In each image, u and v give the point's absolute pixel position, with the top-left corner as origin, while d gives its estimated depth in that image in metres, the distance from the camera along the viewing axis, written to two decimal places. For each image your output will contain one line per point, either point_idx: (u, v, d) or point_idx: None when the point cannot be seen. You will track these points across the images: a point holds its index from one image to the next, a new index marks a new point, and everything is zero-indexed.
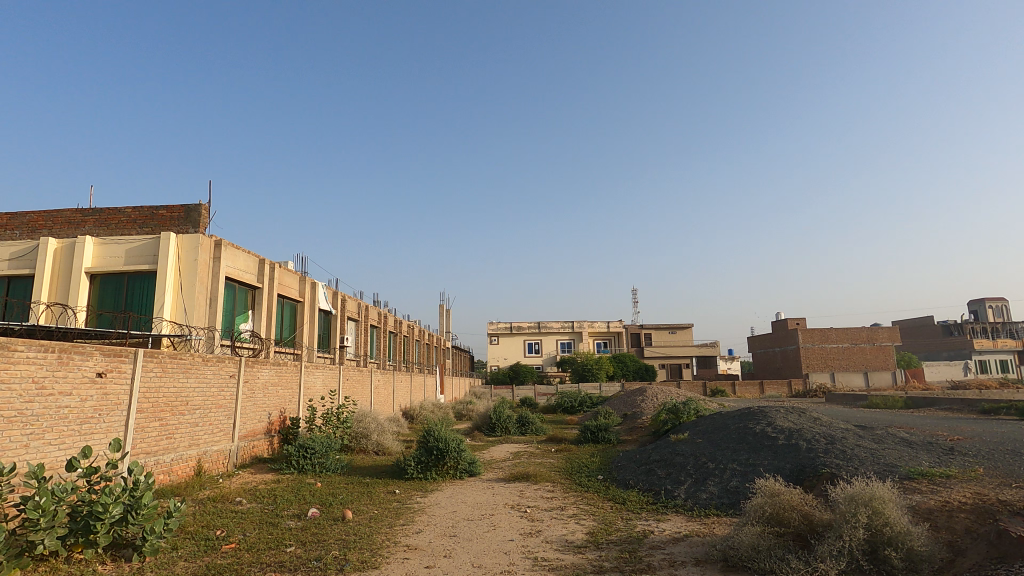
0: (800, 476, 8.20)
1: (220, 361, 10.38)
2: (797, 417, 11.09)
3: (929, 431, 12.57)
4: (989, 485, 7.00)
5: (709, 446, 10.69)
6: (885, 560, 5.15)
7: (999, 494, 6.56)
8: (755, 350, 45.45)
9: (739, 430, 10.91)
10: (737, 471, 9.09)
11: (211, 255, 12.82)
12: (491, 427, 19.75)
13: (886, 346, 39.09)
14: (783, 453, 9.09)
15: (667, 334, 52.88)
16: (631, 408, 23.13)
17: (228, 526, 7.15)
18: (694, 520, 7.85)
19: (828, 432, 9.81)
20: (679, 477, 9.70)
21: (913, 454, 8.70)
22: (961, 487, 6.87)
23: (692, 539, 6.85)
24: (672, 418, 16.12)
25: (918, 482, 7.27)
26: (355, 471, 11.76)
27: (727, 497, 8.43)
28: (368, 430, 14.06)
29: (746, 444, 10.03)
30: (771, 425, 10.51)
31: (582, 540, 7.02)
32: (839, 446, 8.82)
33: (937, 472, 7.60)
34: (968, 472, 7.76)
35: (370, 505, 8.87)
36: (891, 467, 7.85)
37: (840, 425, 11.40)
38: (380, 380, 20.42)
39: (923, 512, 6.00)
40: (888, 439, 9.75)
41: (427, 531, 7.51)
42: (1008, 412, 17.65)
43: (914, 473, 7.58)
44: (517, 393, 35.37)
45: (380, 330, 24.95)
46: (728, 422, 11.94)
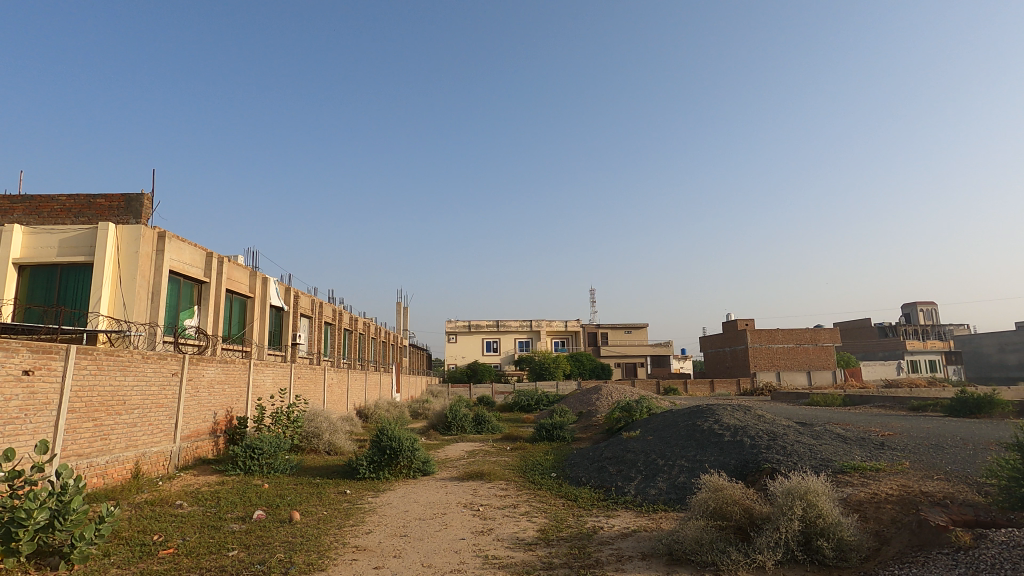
0: (743, 471, 8.52)
1: (162, 359, 9.93)
2: (742, 414, 11.51)
3: (863, 427, 13.29)
4: (914, 477, 7.46)
5: (659, 444, 10.97)
6: (817, 551, 5.42)
7: (922, 486, 7.00)
8: (707, 350, 46.90)
9: (688, 427, 11.24)
10: (685, 467, 9.36)
11: (154, 247, 12.25)
12: (447, 426, 19.65)
13: (828, 347, 40.88)
14: (728, 449, 9.42)
15: (623, 333, 53.94)
16: (586, 406, 23.44)
17: (167, 530, 6.86)
18: (643, 515, 8.05)
19: (770, 428, 10.24)
20: (630, 474, 9.92)
21: (848, 449, 9.17)
22: (889, 480, 7.29)
23: (640, 534, 7.02)
24: (625, 416, 16.46)
25: (850, 475, 7.68)
26: (305, 471, 11.48)
27: (674, 492, 8.67)
28: (319, 430, 13.74)
29: (694, 441, 10.34)
30: (718, 422, 10.87)
31: (533, 537, 7.08)
32: (780, 442, 9.22)
33: (867, 466, 8.04)
34: (896, 465, 8.24)
35: (320, 506, 8.68)
36: (827, 461, 8.26)
37: (782, 421, 11.91)
38: (334, 378, 20.01)
39: (853, 504, 6.33)
40: (825, 435, 10.25)
41: (377, 531, 7.42)
42: (934, 409, 18.82)
43: (846, 467, 8.00)
44: (474, 392, 35.29)
45: (335, 328, 24.42)
46: (677, 420, 12.28)
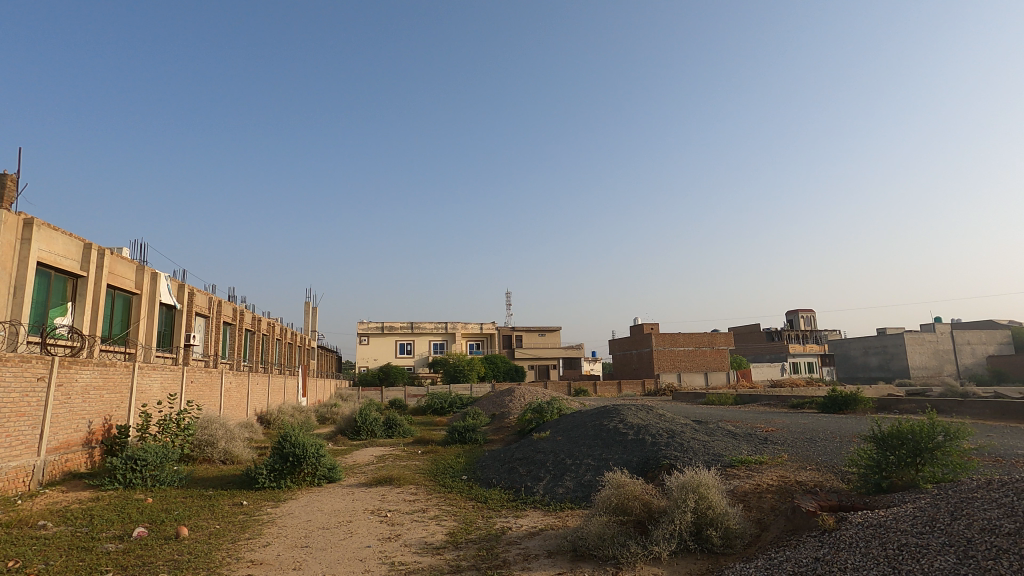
0: (644, 468, 8.98)
1: (24, 363, 8.81)
2: (646, 414, 12.12)
3: (750, 423, 14.46)
4: (791, 468, 8.22)
5: (568, 444, 11.30)
6: (707, 539, 5.83)
7: (797, 476, 7.73)
8: (615, 352, 48.95)
9: (595, 426, 11.68)
10: (591, 465, 9.70)
11: (18, 236, 10.86)
12: (356, 431, 19.01)
13: (723, 350, 43.98)
14: (631, 447, 9.88)
15: (537, 335, 55.01)
16: (499, 409, 23.61)
17: (26, 555, 6.10)
18: (550, 514, 8.25)
19: (669, 426, 10.88)
20: (539, 474, 10.13)
21: (736, 445, 9.95)
22: (770, 472, 8.00)
23: (547, 532, 7.19)
24: (536, 417, 16.80)
25: (738, 468, 8.34)
26: (197, 483, 10.64)
27: (581, 490, 8.96)
28: (214, 438, 12.81)
29: (600, 440, 10.76)
30: (622, 421, 11.39)
31: (442, 541, 7.03)
32: (677, 439, 9.81)
33: (752, 459, 8.77)
34: (776, 458, 9.06)
35: (212, 520, 8.09)
36: (718, 456, 8.91)
37: (681, 420, 12.68)
38: (232, 382, 18.74)
39: (739, 496, 6.86)
40: (718, 432, 11.03)
41: (276, 543, 7.04)
42: (810, 406, 20.87)
43: (735, 461, 8.66)
44: (386, 395, 34.45)
45: (235, 328, 22.88)
46: (585, 420, 12.72)
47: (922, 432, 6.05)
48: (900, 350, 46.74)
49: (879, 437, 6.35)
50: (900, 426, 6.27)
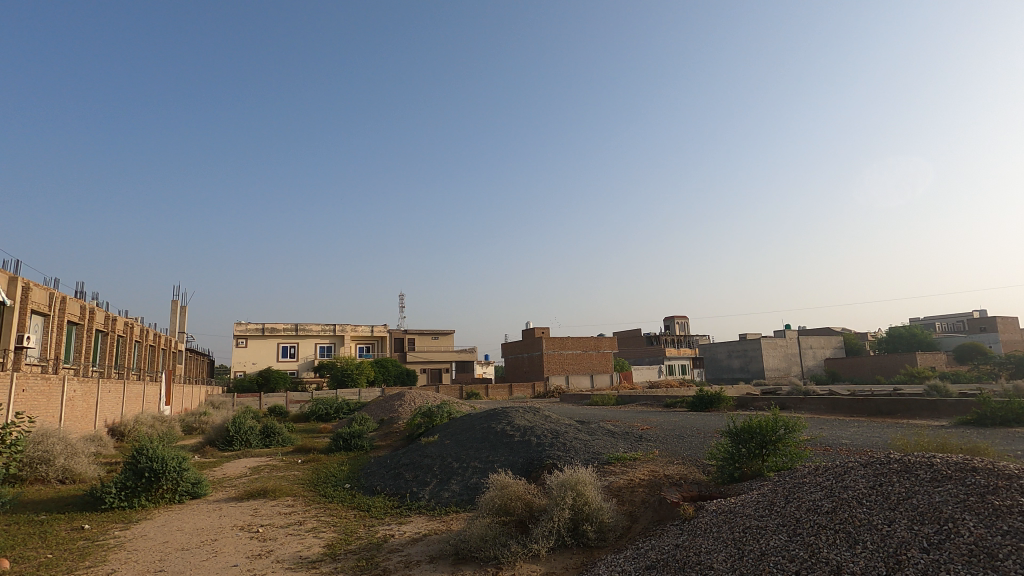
0: (529, 468, 9.22)
1: None
2: (532, 416, 12.45)
3: (628, 422, 15.37)
4: (660, 464, 8.87)
5: (456, 447, 11.29)
6: (582, 534, 6.12)
7: (665, 470, 8.36)
8: (507, 355, 49.79)
9: (483, 429, 11.79)
10: (478, 468, 9.77)
11: None
12: (228, 441, 17.54)
13: (608, 353, 46.44)
14: (517, 448, 10.10)
15: (430, 339, 54.42)
16: (388, 414, 23.02)
17: None
18: (435, 518, 8.20)
19: (554, 427, 11.27)
20: (425, 479, 10.02)
21: (614, 443, 10.54)
22: (642, 468, 8.56)
23: (430, 538, 7.13)
24: (426, 421, 16.60)
25: (614, 465, 8.83)
26: (26, 508, 9.19)
27: (466, 494, 8.99)
28: (50, 454, 11.16)
29: (487, 443, 10.87)
30: (510, 423, 11.60)
31: (318, 554, 6.70)
32: (561, 440, 10.19)
33: (627, 456, 9.33)
34: (648, 454, 9.73)
35: (43, 549, 7.04)
36: (597, 454, 9.38)
37: (566, 421, 13.19)
38: (77, 390, 16.47)
39: (614, 491, 7.28)
40: (598, 431, 11.61)
41: (123, 570, 6.29)
42: (682, 405, 22.68)
43: (611, 458, 9.17)
44: (265, 401, 32.15)
45: (82, 328, 20.15)
46: (474, 423, 12.78)
47: (768, 426, 6.80)
48: (757, 353, 52.32)
49: (733, 432, 7.06)
50: (751, 422, 7.00)
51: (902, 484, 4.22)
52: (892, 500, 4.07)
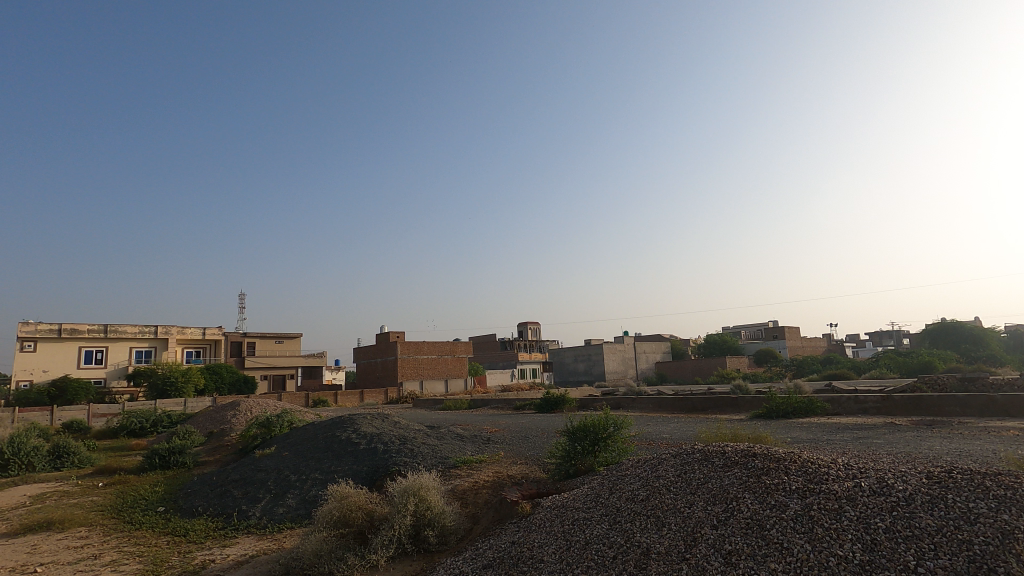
0: (373, 477, 8.93)
1: None
2: (380, 422, 12.09)
3: (477, 426, 15.61)
4: (504, 465, 9.15)
5: (294, 459, 10.55)
6: (423, 540, 6.07)
7: (509, 471, 8.64)
8: (359, 360, 47.89)
9: (326, 438, 11.16)
10: (318, 479, 9.22)
11: None
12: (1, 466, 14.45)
13: (463, 358, 46.87)
14: (362, 456, 9.73)
15: (273, 343, 50.34)
16: (219, 425, 20.77)
17: None
18: (265, 538, 7.57)
19: (402, 433, 11.06)
20: (257, 495, 9.20)
21: (462, 446, 10.66)
22: (487, 469, 8.77)
23: (258, 559, 6.56)
24: (262, 432, 15.25)
25: (460, 468, 8.92)
26: None
27: (303, 508, 8.44)
28: None
29: (330, 452, 10.32)
30: (356, 431, 11.14)
31: None
32: (408, 445, 10.05)
33: (473, 459, 9.48)
34: (493, 456, 9.98)
35: None
36: (444, 458, 9.40)
37: (415, 426, 13.00)
38: None
39: (458, 494, 7.35)
40: (446, 436, 11.66)
41: None
42: (530, 408, 23.70)
43: (458, 462, 9.25)
44: (58, 417, 27.07)
45: None
46: (316, 432, 12.05)
47: (600, 424, 7.39)
48: (599, 357, 56.65)
49: (571, 430, 7.54)
50: (586, 420, 7.56)
51: (701, 471, 4.86)
52: (692, 485, 4.66)
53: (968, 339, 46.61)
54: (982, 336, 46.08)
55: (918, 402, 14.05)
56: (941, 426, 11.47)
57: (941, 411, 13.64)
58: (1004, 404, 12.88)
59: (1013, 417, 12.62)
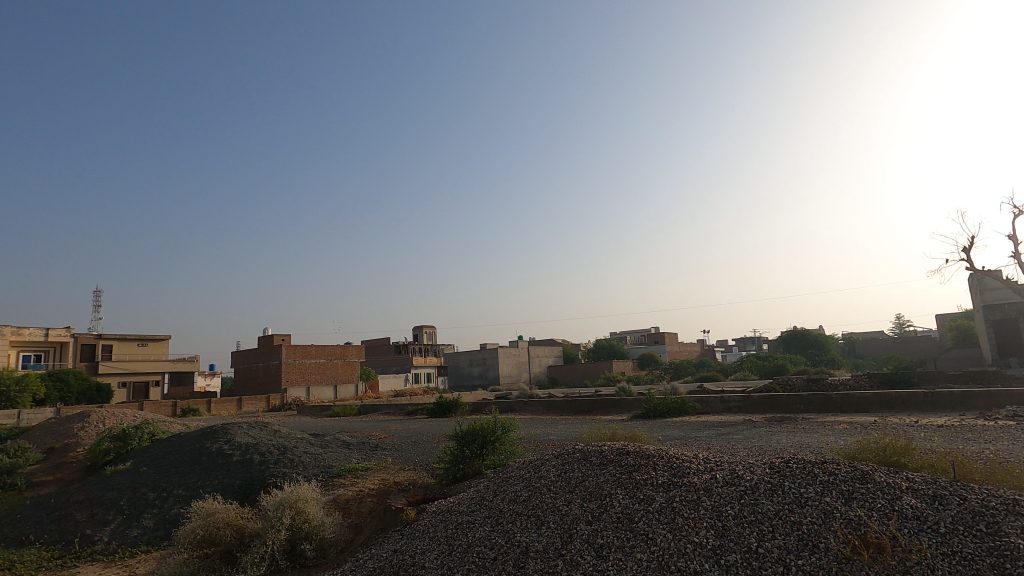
0: (247, 490, 8.32)
1: None
2: (258, 431, 11.28)
3: (366, 432, 15.09)
4: (391, 472, 8.92)
5: (154, 474, 9.52)
6: (300, 555, 5.74)
7: (396, 477, 8.44)
8: (238, 365, 44.40)
9: (193, 450, 10.21)
10: (181, 496, 8.40)
11: None
12: None
13: (354, 362, 45.07)
14: (235, 469, 9.02)
15: (135, 346, 45.16)
16: (62, 440, 18.18)
17: None
18: (114, 565, 6.76)
19: (282, 443, 10.41)
20: (106, 517, 8.19)
21: (347, 454, 10.24)
22: (372, 477, 8.50)
23: None
24: (116, 446, 13.58)
25: (343, 478, 8.57)
26: None
27: (162, 529, 7.64)
28: None
29: (198, 466, 9.45)
30: (229, 441, 10.29)
31: None
32: (288, 455, 9.48)
33: (358, 467, 9.14)
34: (380, 463, 9.69)
35: None
36: (326, 468, 8.98)
37: (297, 434, 12.29)
38: None
39: (340, 504, 7.05)
40: (331, 443, 11.15)
41: None
42: (422, 413, 23.39)
43: (342, 470, 8.88)
44: None
45: None
46: (183, 444, 10.98)
47: (488, 427, 7.47)
48: (494, 361, 57.28)
49: (459, 435, 7.54)
50: (474, 424, 7.60)
51: (580, 470, 5.09)
52: (571, 484, 4.87)
53: (814, 344, 53.26)
54: (824, 342, 52.90)
55: (771, 400, 15.79)
56: (788, 421, 12.98)
57: (790, 408, 15.45)
58: (837, 401, 14.87)
59: (844, 412, 14.61)
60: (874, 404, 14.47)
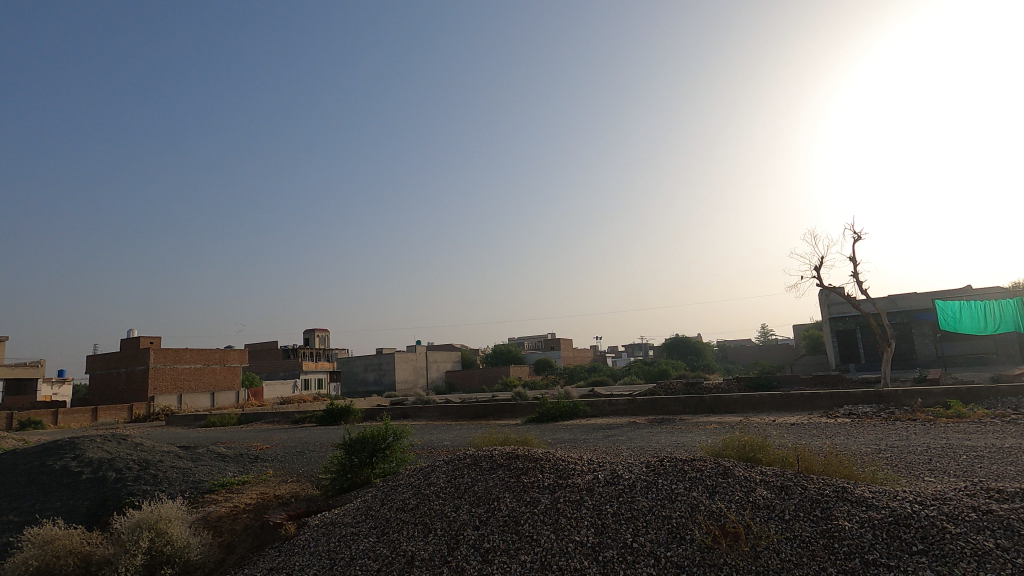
0: (98, 512, 7.39)
1: None
2: (115, 445, 10.07)
3: (245, 443, 14.02)
4: (270, 485, 8.34)
5: None
6: None
7: (276, 491, 7.90)
8: (95, 370, 39.36)
9: (31, 469, 8.87)
10: (12, 523, 7.27)
11: None
12: None
13: (235, 367, 41.59)
14: (84, 488, 7.98)
15: None
16: None
17: None
18: None
19: (144, 457, 9.37)
20: None
21: (221, 468, 9.44)
22: (250, 492, 7.89)
23: None
24: None
25: (215, 493, 7.89)
26: None
27: None
28: None
29: (35, 487, 8.23)
30: (77, 457, 9.07)
31: None
32: (150, 471, 8.55)
33: (234, 481, 8.46)
34: (259, 476, 9.04)
35: None
36: (196, 483, 8.21)
37: (163, 447, 11.12)
38: None
39: (210, 522, 6.47)
40: (204, 456, 10.23)
41: None
42: (310, 421, 22.21)
43: (215, 486, 8.18)
44: None
45: None
46: (17, 462, 9.50)
47: (378, 434, 7.26)
48: (390, 366, 55.82)
49: (347, 443, 7.24)
50: (363, 432, 7.34)
51: (469, 475, 5.10)
52: (460, 490, 4.87)
53: (692, 350, 57.82)
54: (702, 349, 57.69)
55: (654, 403, 16.90)
56: (668, 423, 13.97)
57: (669, 410, 16.63)
58: (710, 403, 16.25)
59: (716, 413, 15.99)
60: (741, 405, 15.99)
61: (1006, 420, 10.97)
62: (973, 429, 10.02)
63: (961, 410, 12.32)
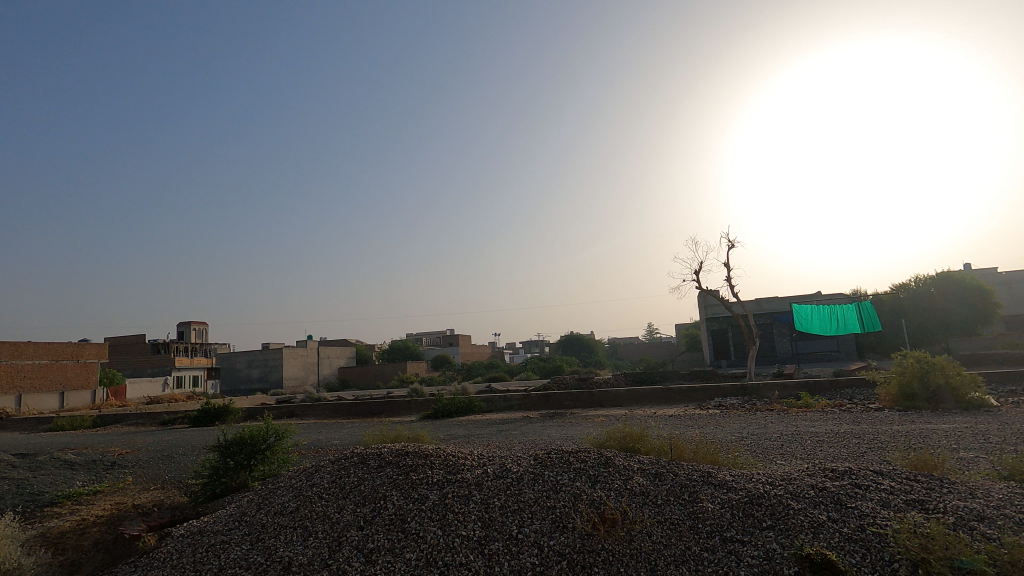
0: None
1: None
2: None
3: (102, 448, 12.50)
4: (130, 493, 7.50)
5: None
6: None
7: (135, 500, 7.11)
8: None
9: None
10: None
11: None
12: None
13: (91, 363, 36.91)
14: None
15: None
16: None
17: None
18: None
19: None
20: None
21: (68, 476, 8.34)
22: (103, 502, 7.03)
23: None
24: None
25: (60, 506, 6.95)
26: None
27: None
28: None
29: None
30: None
31: None
32: None
33: (83, 491, 7.51)
34: (115, 484, 8.09)
35: None
36: (35, 496, 7.17)
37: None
38: None
39: (49, 539, 5.67)
40: (47, 465, 8.95)
41: None
42: (181, 421, 20.30)
43: (59, 497, 7.19)
44: None
45: None
46: None
47: (258, 434, 6.78)
48: (277, 363, 52.47)
49: (222, 445, 6.69)
50: (241, 432, 6.82)
51: (356, 474, 4.92)
52: (345, 490, 4.68)
53: (585, 347, 60.43)
54: (593, 345, 60.49)
55: (547, 398, 17.43)
56: (559, 417, 14.49)
57: (562, 404, 17.22)
58: (599, 398, 17.06)
59: (605, 406, 16.83)
60: (628, 398, 16.99)
61: (843, 409, 12.65)
62: (817, 417, 11.42)
63: (809, 400, 14.00)
